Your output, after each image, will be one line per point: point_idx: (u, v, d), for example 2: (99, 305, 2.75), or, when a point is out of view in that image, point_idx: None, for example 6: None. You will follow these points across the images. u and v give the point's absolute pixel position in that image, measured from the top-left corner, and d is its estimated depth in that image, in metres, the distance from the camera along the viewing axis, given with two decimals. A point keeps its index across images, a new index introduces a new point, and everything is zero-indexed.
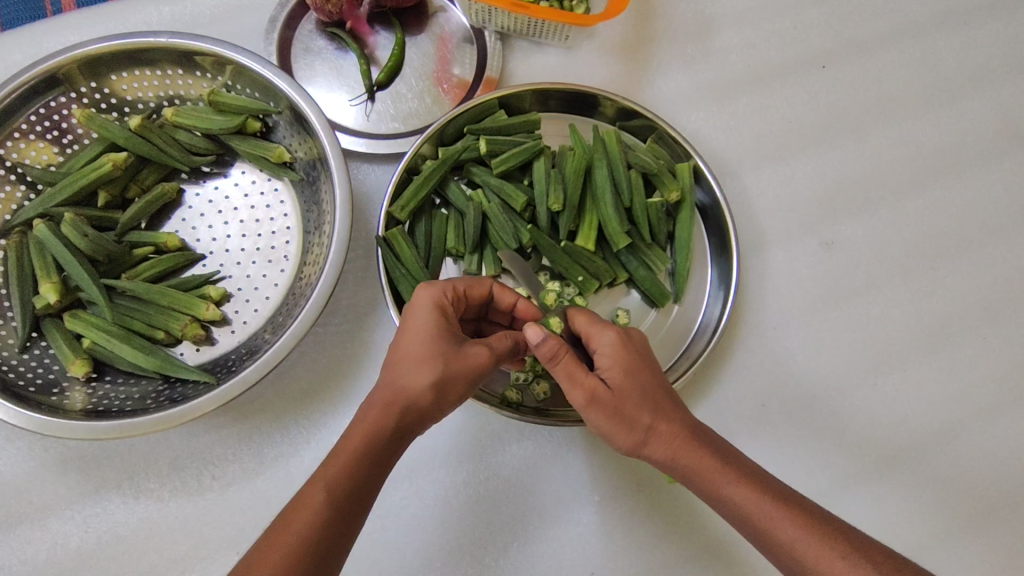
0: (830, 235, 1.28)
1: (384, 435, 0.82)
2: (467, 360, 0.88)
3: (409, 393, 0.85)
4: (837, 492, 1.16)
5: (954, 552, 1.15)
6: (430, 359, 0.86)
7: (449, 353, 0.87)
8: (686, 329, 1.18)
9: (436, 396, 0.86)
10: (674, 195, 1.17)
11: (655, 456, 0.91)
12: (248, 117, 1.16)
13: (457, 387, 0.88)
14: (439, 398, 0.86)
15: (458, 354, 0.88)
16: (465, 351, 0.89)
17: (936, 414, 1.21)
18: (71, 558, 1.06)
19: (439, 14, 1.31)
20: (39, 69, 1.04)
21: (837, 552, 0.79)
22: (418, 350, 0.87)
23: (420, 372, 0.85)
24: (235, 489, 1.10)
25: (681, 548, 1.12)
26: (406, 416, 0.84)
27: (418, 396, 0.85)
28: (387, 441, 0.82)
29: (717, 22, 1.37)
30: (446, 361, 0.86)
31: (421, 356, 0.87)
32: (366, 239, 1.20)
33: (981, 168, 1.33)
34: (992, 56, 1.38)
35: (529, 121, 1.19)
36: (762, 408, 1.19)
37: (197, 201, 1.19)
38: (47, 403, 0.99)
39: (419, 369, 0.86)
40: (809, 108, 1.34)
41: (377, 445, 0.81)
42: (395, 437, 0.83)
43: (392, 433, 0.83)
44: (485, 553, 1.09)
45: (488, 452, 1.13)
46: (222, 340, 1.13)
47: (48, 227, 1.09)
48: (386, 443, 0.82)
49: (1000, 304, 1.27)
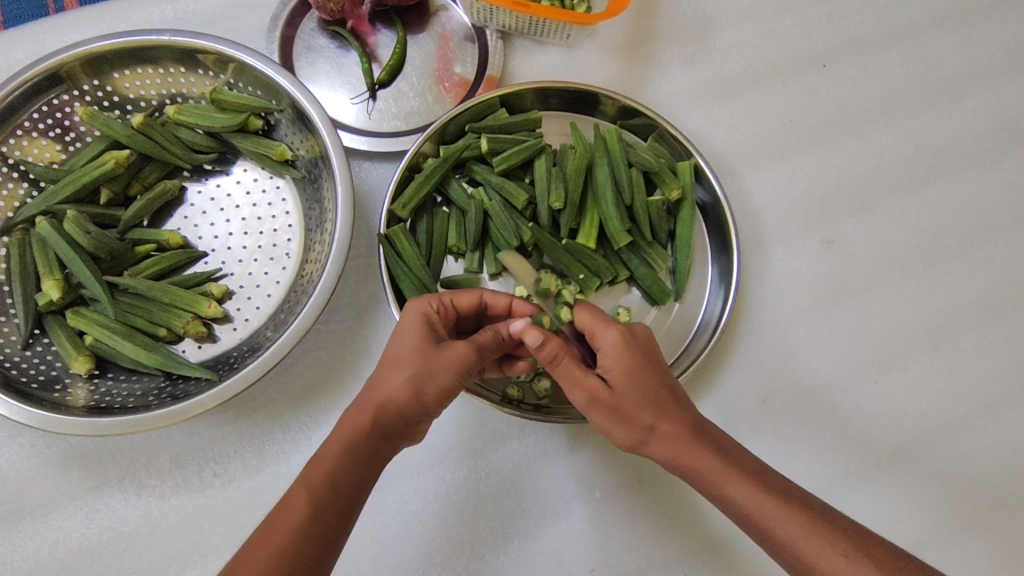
0: (830, 234, 1.29)
1: (364, 434, 0.83)
2: (449, 356, 0.87)
3: (387, 391, 0.86)
4: (837, 489, 1.16)
5: (955, 550, 1.15)
6: (408, 359, 0.87)
7: (427, 351, 0.88)
8: (687, 328, 1.18)
9: (416, 392, 0.86)
10: (674, 194, 1.17)
11: (656, 456, 0.92)
12: (250, 115, 1.17)
13: (436, 382, 0.87)
14: (419, 393, 0.86)
15: (436, 351, 0.88)
16: (446, 348, 0.88)
17: (936, 412, 1.21)
18: (72, 555, 1.06)
19: (440, 13, 1.31)
20: (40, 68, 1.04)
21: (838, 550, 0.79)
22: (398, 351, 0.89)
23: (398, 371, 0.87)
24: (236, 485, 1.10)
25: (681, 546, 1.12)
26: (385, 413, 0.84)
27: (396, 393, 0.85)
28: (367, 439, 0.83)
29: (718, 21, 1.37)
30: (425, 358, 0.87)
31: (403, 357, 0.88)
32: (368, 236, 1.20)
33: (982, 167, 1.34)
34: (992, 56, 1.39)
35: (530, 120, 1.19)
36: (763, 405, 1.20)
37: (198, 199, 1.20)
38: (49, 400, 1.00)
39: (399, 369, 0.87)
40: (810, 107, 1.35)
41: (357, 444, 0.82)
42: (374, 435, 0.83)
43: (369, 431, 0.83)
44: (485, 549, 1.09)
45: (489, 449, 1.13)
46: (223, 337, 1.13)
47: (51, 224, 1.10)
48: (367, 441, 0.83)
49: (1000, 303, 1.27)
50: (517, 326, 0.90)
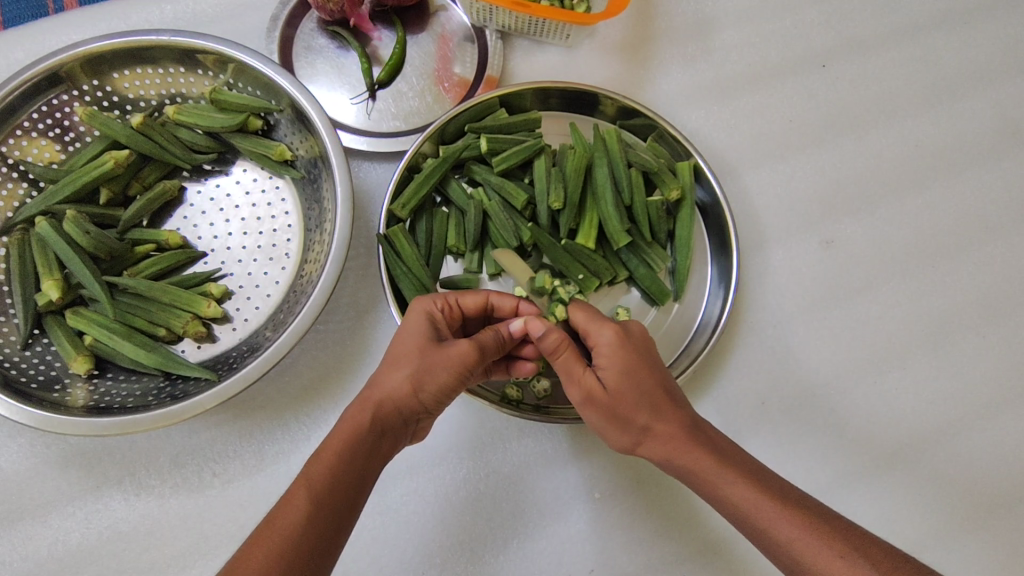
0: (830, 235, 1.29)
1: (364, 431, 0.83)
2: (448, 354, 0.88)
3: (387, 388, 0.86)
4: (836, 490, 1.16)
5: (954, 550, 1.15)
6: (408, 356, 0.88)
7: (428, 348, 0.88)
8: (686, 328, 1.18)
9: (416, 389, 0.86)
10: (674, 194, 1.17)
11: (650, 456, 0.92)
12: (250, 115, 1.17)
13: (436, 378, 0.87)
14: (419, 391, 0.87)
15: (437, 348, 0.88)
16: (446, 346, 0.89)
17: (935, 413, 1.21)
18: (72, 554, 1.06)
19: (440, 13, 1.31)
20: (40, 68, 1.04)
21: (836, 551, 0.78)
22: (400, 348, 0.89)
23: (399, 368, 0.87)
24: (236, 486, 1.10)
25: (680, 546, 1.12)
26: (385, 410, 0.85)
27: (395, 390, 0.86)
28: (367, 437, 0.83)
29: (718, 21, 1.37)
30: (425, 355, 0.87)
31: (404, 354, 0.88)
32: (368, 237, 1.20)
33: (982, 167, 1.34)
34: (992, 56, 1.39)
35: (530, 120, 1.19)
36: (762, 406, 1.20)
37: (198, 199, 1.20)
38: (49, 400, 1.00)
39: (400, 366, 0.87)
40: (810, 107, 1.35)
41: (358, 441, 0.82)
42: (374, 432, 0.83)
43: (369, 429, 0.83)
44: (484, 550, 1.09)
45: (488, 450, 1.13)
46: (223, 337, 1.13)
47: (50, 224, 1.10)
48: (366, 439, 0.83)
49: (1000, 303, 1.27)
50: (516, 325, 0.94)
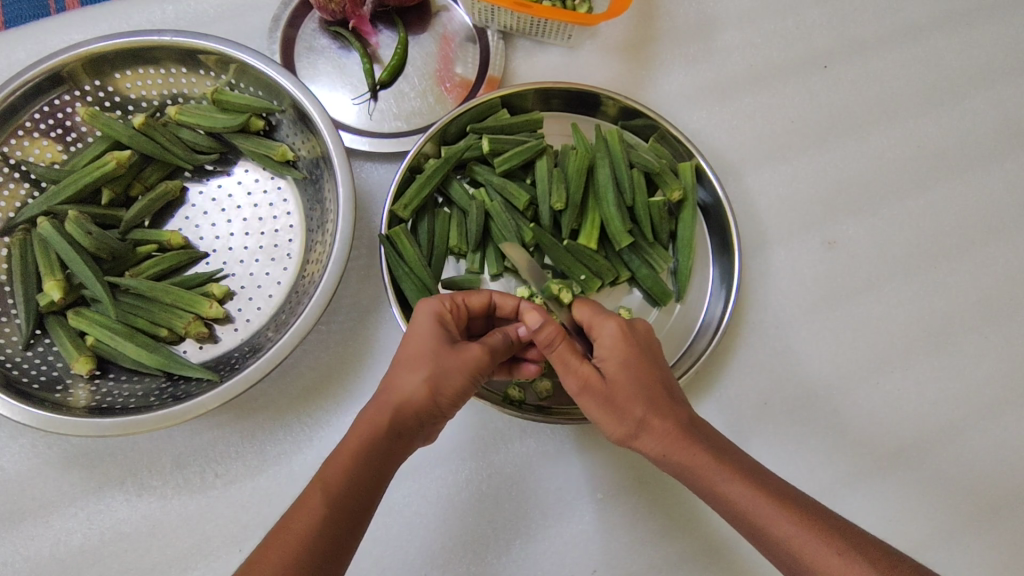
0: (832, 235, 1.29)
1: (379, 434, 0.82)
2: (462, 357, 0.88)
3: (403, 392, 0.85)
4: (838, 490, 1.16)
5: (955, 551, 1.15)
6: (421, 359, 0.87)
7: (441, 351, 0.88)
8: (688, 329, 1.18)
9: (432, 392, 0.85)
10: (675, 194, 1.17)
11: (646, 450, 0.91)
12: (251, 116, 1.17)
13: (452, 382, 0.87)
14: (435, 393, 0.86)
15: (451, 351, 0.88)
16: (459, 349, 0.89)
17: (936, 413, 1.21)
18: (73, 555, 1.06)
19: (441, 13, 1.31)
20: (41, 68, 1.04)
21: (834, 549, 0.78)
22: (411, 351, 0.88)
23: (414, 373, 0.86)
24: (238, 486, 1.10)
25: (683, 546, 1.12)
26: (402, 414, 0.84)
27: (411, 394, 0.85)
28: (383, 440, 0.82)
29: (719, 21, 1.37)
30: (438, 358, 0.87)
31: (416, 357, 0.87)
32: (370, 237, 1.20)
33: (983, 167, 1.34)
34: (992, 56, 1.39)
35: (531, 121, 1.19)
36: (765, 406, 1.20)
37: (200, 199, 1.20)
38: (50, 400, 1.00)
39: (413, 369, 0.86)
40: (810, 107, 1.35)
41: (373, 444, 0.81)
42: (390, 435, 0.83)
43: (386, 432, 0.82)
44: (487, 551, 1.09)
45: (491, 451, 1.13)
46: (225, 338, 1.13)
47: (52, 224, 1.09)
48: (382, 442, 0.82)
49: (1001, 304, 1.27)
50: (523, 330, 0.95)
